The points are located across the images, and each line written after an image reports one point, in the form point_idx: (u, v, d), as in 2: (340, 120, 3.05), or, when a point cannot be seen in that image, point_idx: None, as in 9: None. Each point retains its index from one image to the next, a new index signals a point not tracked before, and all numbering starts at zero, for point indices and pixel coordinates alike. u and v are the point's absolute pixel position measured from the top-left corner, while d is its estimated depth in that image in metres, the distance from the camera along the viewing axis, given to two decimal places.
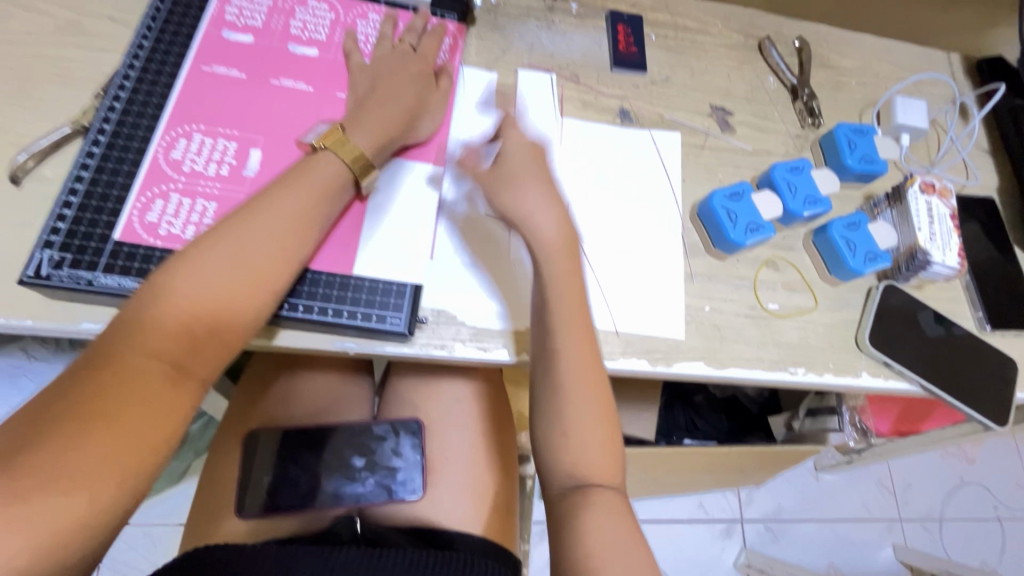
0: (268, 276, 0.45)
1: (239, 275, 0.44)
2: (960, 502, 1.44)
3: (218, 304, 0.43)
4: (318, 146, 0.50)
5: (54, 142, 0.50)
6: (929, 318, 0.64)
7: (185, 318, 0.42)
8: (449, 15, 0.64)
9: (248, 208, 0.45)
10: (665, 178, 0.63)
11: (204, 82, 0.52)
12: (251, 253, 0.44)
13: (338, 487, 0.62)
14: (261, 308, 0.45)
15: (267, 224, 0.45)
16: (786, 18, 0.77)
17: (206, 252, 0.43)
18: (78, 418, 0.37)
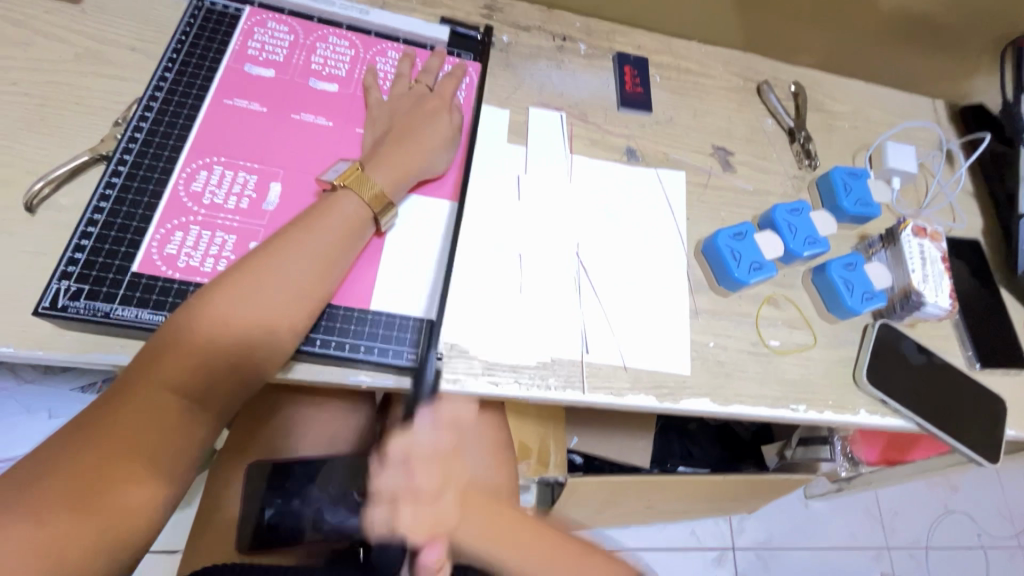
0: (289, 318, 0.45)
1: (260, 316, 0.44)
2: (945, 530, 1.46)
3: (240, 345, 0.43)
4: (337, 184, 0.51)
5: (71, 171, 0.50)
6: (912, 347, 0.66)
7: (207, 359, 0.42)
8: (467, 54, 0.66)
9: (271, 249, 0.46)
10: (670, 215, 0.65)
11: (227, 116, 0.53)
12: (273, 296, 0.45)
13: (340, 520, 0.59)
14: (282, 348, 0.45)
15: (289, 267, 0.46)
16: (782, 64, 0.81)
17: (228, 295, 0.44)
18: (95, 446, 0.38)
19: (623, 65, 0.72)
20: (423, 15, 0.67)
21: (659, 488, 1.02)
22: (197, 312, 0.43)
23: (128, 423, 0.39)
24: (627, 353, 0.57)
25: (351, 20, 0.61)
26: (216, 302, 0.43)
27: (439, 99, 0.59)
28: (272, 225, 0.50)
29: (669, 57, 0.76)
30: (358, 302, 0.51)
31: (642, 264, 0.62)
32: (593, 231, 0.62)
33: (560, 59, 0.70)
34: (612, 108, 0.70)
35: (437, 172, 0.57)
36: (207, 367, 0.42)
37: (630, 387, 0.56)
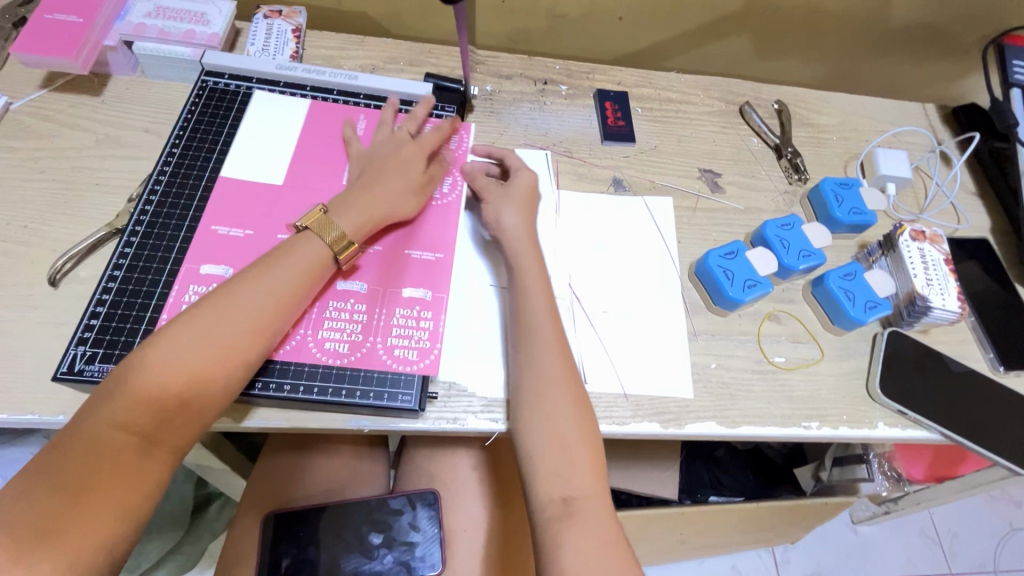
0: (269, 322, 0.47)
1: (245, 325, 0.46)
2: (1013, 551, 1.35)
3: (229, 349, 0.44)
4: (301, 226, 0.52)
5: (90, 246, 0.54)
6: (955, 366, 0.63)
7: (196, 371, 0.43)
8: (450, 108, 0.68)
9: (266, 261, 0.49)
10: (660, 239, 0.66)
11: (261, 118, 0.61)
12: (261, 309, 0.47)
13: (356, 565, 0.62)
14: (262, 350, 0.47)
15: (264, 284, 0.48)
16: (763, 85, 0.83)
17: (225, 301, 0.46)
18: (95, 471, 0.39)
19: (604, 101, 0.75)
20: (412, 75, 0.71)
21: (689, 520, 0.98)
22: (181, 332, 0.44)
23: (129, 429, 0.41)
24: (625, 378, 0.57)
25: (342, 85, 0.65)
26: (193, 325, 0.44)
27: (414, 148, 0.60)
28: (264, 210, 0.56)
29: (650, 89, 0.78)
30: (303, 353, 0.51)
31: (632, 290, 0.62)
32: (585, 261, 0.63)
33: (542, 101, 0.74)
34: (596, 142, 0.72)
35: (405, 216, 0.57)
36: (204, 376, 0.43)
37: (633, 415, 0.56)
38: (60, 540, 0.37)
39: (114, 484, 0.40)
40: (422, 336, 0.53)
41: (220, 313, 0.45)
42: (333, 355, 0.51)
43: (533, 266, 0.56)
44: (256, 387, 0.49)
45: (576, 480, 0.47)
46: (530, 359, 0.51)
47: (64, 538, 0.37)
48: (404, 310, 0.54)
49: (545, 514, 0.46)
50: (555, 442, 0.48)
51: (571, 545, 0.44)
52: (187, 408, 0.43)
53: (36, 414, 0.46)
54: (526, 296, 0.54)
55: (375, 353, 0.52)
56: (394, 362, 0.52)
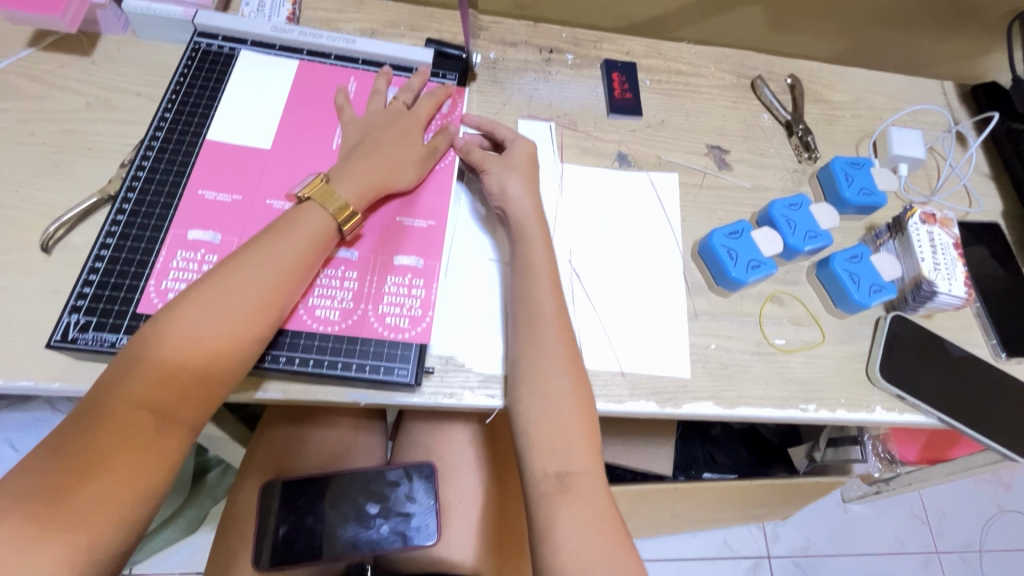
0: (278, 297, 0.47)
1: (254, 300, 0.45)
2: (999, 532, 1.38)
3: (239, 325, 0.44)
4: (303, 197, 0.51)
5: (82, 212, 0.53)
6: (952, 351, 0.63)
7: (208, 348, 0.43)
8: (451, 75, 0.66)
9: (271, 235, 0.48)
10: (664, 216, 0.65)
11: (255, 82, 0.59)
12: (269, 284, 0.46)
13: (354, 535, 0.62)
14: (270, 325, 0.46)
15: (271, 259, 0.47)
16: (777, 58, 0.80)
17: (233, 277, 0.45)
18: (110, 450, 0.39)
19: (611, 72, 0.72)
20: (412, 40, 0.69)
21: (682, 495, 1.00)
22: (190, 310, 0.43)
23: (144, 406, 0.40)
24: (623, 357, 0.57)
25: (339, 49, 0.63)
26: (202, 303, 0.44)
27: (413, 121, 0.59)
28: (258, 178, 0.54)
29: (659, 60, 0.75)
30: (294, 321, 0.50)
31: (632, 269, 0.61)
32: (586, 237, 0.62)
33: (547, 70, 0.71)
34: (602, 114, 0.70)
35: (402, 187, 0.56)
36: (215, 352, 0.43)
37: (630, 393, 0.55)
38: (85, 520, 0.36)
39: (130, 463, 0.39)
40: (414, 303, 0.53)
41: (228, 289, 0.45)
42: (326, 323, 0.51)
43: (535, 240, 0.55)
44: (264, 360, 0.49)
45: (572, 454, 0.47)
46: (532, 334, 0.51)
47: (86, 516, 0.36)
48: (395, 278, 0.54)
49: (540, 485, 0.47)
50: (555, 416, 0.48)
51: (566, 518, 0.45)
52: (200, 384, 0.43)
53: (31, 381, 0.46)
54: (531, 270, 0.53)
55: (367, 321, 0.52)
56: (386, 330, 0.52)
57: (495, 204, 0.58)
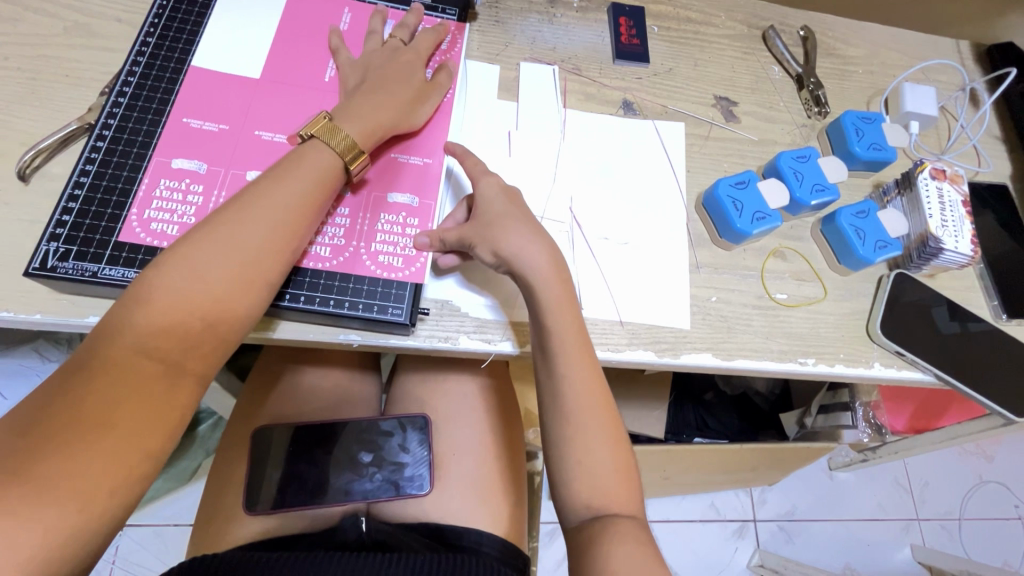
0: (285, 245, 0.44)
1: (260, 247, 0.43)
2: (979, 501, 1.41)
3: (245, 274, 0.42)
4: (306, 135, 0.48)
5: (60, 140, 0.50)
6: (943, 315, 0.62)
7: (213, 296, 0.41)
8: (452, 10, 0.63)
9: (275, 175, 0.45)
10: (668, 167, 0.63)
11: (243, 10, 0.56)
12: (276, 230, 0.44)
13: (347, 483, 0.62)
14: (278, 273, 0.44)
15: (278, 203, 0.44)
16: (790, 9, 0.77)
17: (237, 221, 0.43)
18: (114, 396, 0.37)
19: (619, 17, 0.69)
20: None
21: (673, 458, 1.00)
22: (192, 254, 0.41)
23: (147, 353, 0.39)
24: (623, 307, 0.56)
25: None
26: (206, 247, 0.42)
27: (413, 54, 0.56)
28: (247, 109, 0.52)
29: (668, 6, 0.72)
30: None
31: (634, 219, 0.60)
32: (587, 186, 0.60)
33: (552, 13, 0.68)
34: (607, 61, 0.67)
35: (413, 128, 0.54)
36: (220, 301, 0.42)
37: (628, 343, 0.55)
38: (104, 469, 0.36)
39: (137, 410, 0.38)
40: (408, 243, 0.51)
41: (236, 233, 0.43)
42: (317, 259, 0.49)
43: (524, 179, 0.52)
44: (285, 299, 0.48)
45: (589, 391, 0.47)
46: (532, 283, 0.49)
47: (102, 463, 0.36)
48: (389, 216, 0.52)
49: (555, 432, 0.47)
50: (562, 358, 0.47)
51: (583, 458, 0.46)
52: (211, 331, 0.41)
53: (9, 312, 0.44)
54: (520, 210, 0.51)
55: (359, 258, 0.50)
56: (378, 268, 0.50)
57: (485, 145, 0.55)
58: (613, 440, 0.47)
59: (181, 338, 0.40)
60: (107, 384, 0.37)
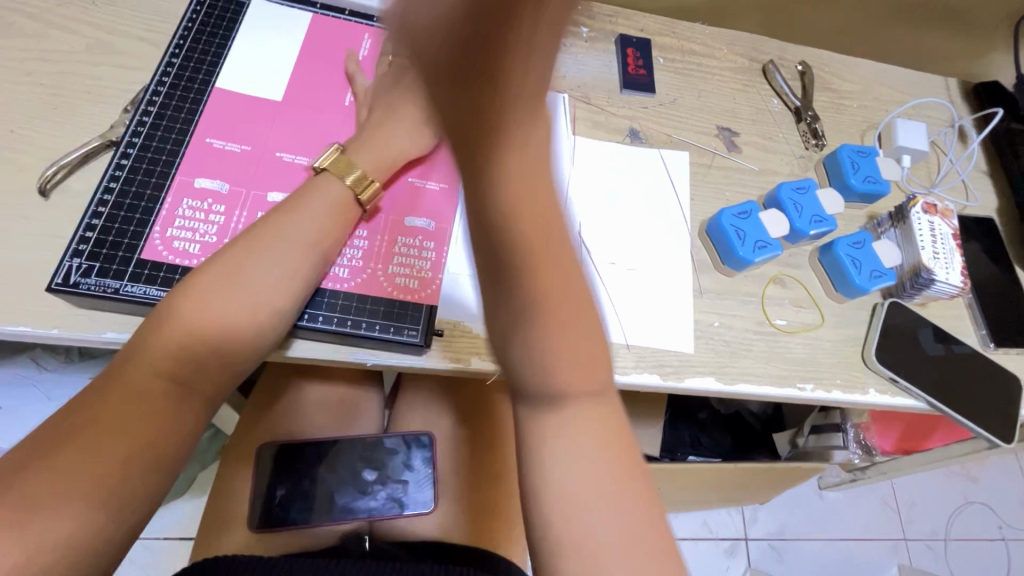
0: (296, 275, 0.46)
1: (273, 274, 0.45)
2: (963, 522, 1.44)
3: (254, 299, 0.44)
4: (319, 168, 0.51)
5: (82, 156, 0.51)
6: (929, 336, 0.64)
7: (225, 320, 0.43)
8: None
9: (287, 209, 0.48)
10: (673, 193, 0.65)
11: (265, 35, 0.57)
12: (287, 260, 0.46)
13: (349, 501, 0.62)
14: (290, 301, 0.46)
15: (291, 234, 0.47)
16: (788, 44, 0.80)
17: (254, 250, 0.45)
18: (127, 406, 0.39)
19: (626, 48, 0.71)
20: None
21: (670, 476, 1.01)
22: (206, 279, 0.43)
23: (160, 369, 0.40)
24: (630, 330, 0.57)
25: (354, 5, 0.61)
26: (225, 271, 0.44)
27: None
28: (269, 129, 0.53)
29: (673, 39, 0.75)
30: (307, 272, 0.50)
31: (641, 245, 0.62)
32: (595, 212, 0.62)
33: None
34: (615, 90, 0.70)
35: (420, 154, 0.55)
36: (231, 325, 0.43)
37: (634, 366, 0.56)
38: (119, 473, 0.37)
39: (148, 421, 0.39)
40: (424, 265, 0.53)
41: (252, 263, 0.45)
42: (336, 280, 0.51)
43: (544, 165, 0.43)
44: (304, 318, 0.49)
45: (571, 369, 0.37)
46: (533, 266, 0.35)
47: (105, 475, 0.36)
48: (406, 238, 0.54)
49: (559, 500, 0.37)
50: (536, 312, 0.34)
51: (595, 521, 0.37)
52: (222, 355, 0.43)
53: (29, 326, 0.45)
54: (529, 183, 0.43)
55: (375, 280, 0.52)
56: (395, 289, 0.51)
57: None
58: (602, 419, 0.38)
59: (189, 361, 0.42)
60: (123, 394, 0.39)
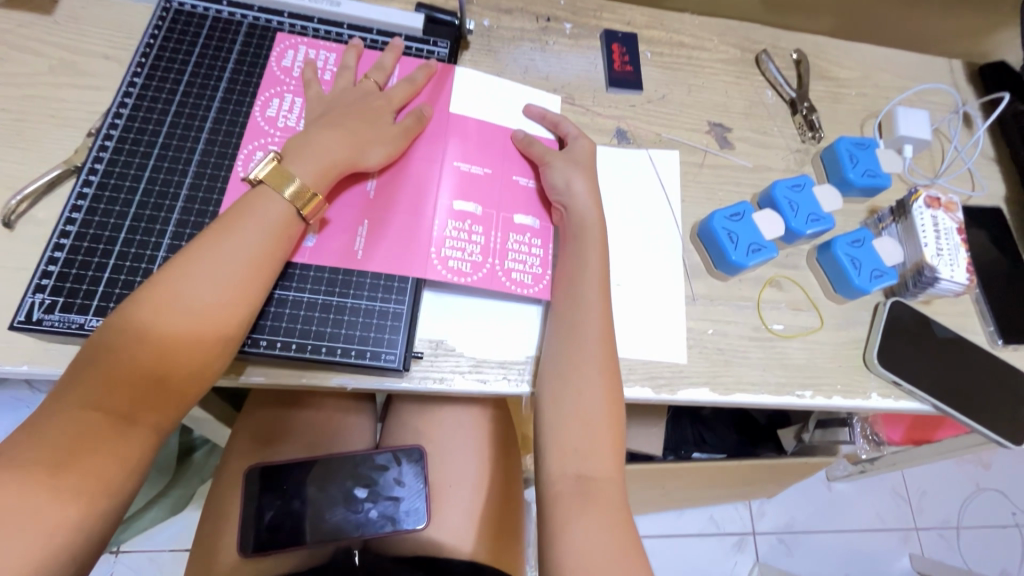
0: (236, 302, 0.43)
1: (212, 303, 0.42)
2: (976, 510, 1.41)
3: (193, 332, 0.41)
4: (257, 180, 0.47)
5: (46, 184, 0.49)
6: (942, 328, 0.62)
7: (162, 352, 0.41)
8: (443, 42, 0.62)
9: (228, 226, 0.44)
10: (663, 196, 0.63)
11: (240, 44, 0.56)
12: (230, 284, 0.43)
13: (341, 519, 0.61)
14: (232, 332, 0.43)
15: (232, 257, 0.43)
16: (782, 31, 0.77)
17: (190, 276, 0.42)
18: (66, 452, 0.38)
19: (611, 43, 0.69)
20: (401, 4, 0.64)
21: (673, 476, 0.99)
22: (146, 305, 0.41)
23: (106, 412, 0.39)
24: (620, 342, 0.55)
25: (323, 13, 0.59)
26: (164, 300, 0.41)
27: (385, 101, 0.54)
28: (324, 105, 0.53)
29: (661, 31, 0.72)
30: (287, 289, 0.49)
31: (631, 254, 0.59)
32: None
33: (544, 40, 0.68)
34: (601, 88, 0.67)
35: (370, 168, 0.52)
36: (172, 361, 0.41)
37: (625, 379, 0.54)
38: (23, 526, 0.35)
39: (72, 467, 0.38)
40: (474, 249, 0.53)
41: (194, 255, 0.43)
42: (315, 304, 0.49)
43: (595, 241, 0.53)
44: (254, 346, 0.47)
45: (592, 417, 0.47)
46: (573, 327, 0.50)
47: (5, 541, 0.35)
48: (455, 223, 0.54)
49: (555, 504, 0.45)
50: (577, 362, 0.49)
51: (581, 529, 0.44)
52: (162, 387, 0.41)
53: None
54: (575, 261, 0.52)
55: (430, 264, 0.52)
56: (449, 273, 0.52)
57: (556, 201, 0.56)
58: (610, 380, 0.48)
59: (130, 397, 0.40)
60: (54, 431, 0.38)
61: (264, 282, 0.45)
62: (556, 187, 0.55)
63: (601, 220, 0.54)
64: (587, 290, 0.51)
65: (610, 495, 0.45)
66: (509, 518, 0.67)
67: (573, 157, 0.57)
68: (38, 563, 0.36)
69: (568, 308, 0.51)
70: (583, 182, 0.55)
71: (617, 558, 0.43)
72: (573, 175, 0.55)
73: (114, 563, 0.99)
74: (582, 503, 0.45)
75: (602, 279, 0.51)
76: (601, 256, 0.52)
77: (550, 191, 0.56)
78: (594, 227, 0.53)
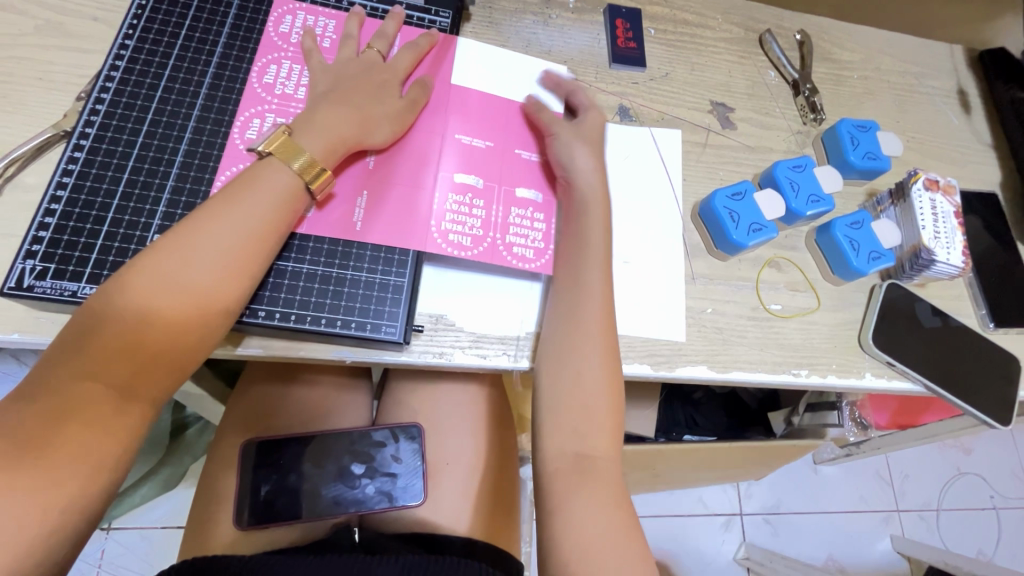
0: (239, 275, 0.42)
1: (215, 275, 0.41)
2: (956, 493, 1.45)
3: (195, 303, 0.41)
4: (263, 151, 0.45)
5: (35, 148, 0.48)
6: (925, 310, 0.63)
7: (162, 322, 0.40)
8: (445, 12, 0.61)
9: (232, 197, 0.43)
10: (664, 175, 0.62)
11: (234, 8, 0.54)
12: (234, 257, 0.42)
13: (338, 494, 0.61)
14: (235, 304, 0.43)
15: (236, 229, 0.42)
16: (786, 11, 0.76)
17: (193, 246, 0.41)
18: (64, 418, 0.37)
19: (615, 19, 0.68)
20: None
21: (664, 457, 1.01)
22: (146, 276, 0.40)
23: (105, 379, 0.38)
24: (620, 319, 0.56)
25: None
26: (166, 270, 0.40)
27: (389, 73, 0.53)
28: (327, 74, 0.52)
29: (665, 8, 0.71)
30: (286, 262, 0.48)
31: (632, 233, 0.59)
32: None
33: (547, 14, 0.66)
34: (604, 65, 0.66)
35: (376, 143, 0.51)
36: (172, 331, 0.40)
37: (625, 356, 0.54)
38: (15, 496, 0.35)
39: (69, 433, 0.37)
40: (475, 224, 0.53)
41: (197, 225, 0.42)
42: (314, 276, 0.48)
43: (597, 218, 0.52)
44: (254, 316, 0.46)
45: (592, 395, 0.47)
46: (574, 303, 0.50)
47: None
48: (456, 196, 0.53)
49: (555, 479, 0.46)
50: (577, 340, 0.48)
51: (581, 508, 0.44)
52: (162, 358, 0.40)
53: None
54: (576, 237, 0.52)
55: (431, 237, 0.51)
56: (449, 247, 0.51)
57: (559, 176, 0.55)
58: (610, 358, 0.49)
59: (129, 367, 0.39)
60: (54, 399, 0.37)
61: (267, 255, 0.44)
62: (562, 161, 0.55)
63: (604, 197, 0.53)
64: (588, 267, 0.50)
65: (608, 473, 0.46)
66: (505, 496, 0.68)
67: (580, 132, 0.56)
68: (37, 530, 0.35)
69: (568, 285, 0.51)
70: (586, 158, 0.54)
71: (616, 535, 0.43)
72: (577, 150, 0.55)
73: (105, 540, 0.98)
74: (580, 479, 0.45)
75: (603, 258, 0.51)
76: (603, 233, 0.52)
77: (554, 166, 0.55)
78: (596, 204, 0.53)
